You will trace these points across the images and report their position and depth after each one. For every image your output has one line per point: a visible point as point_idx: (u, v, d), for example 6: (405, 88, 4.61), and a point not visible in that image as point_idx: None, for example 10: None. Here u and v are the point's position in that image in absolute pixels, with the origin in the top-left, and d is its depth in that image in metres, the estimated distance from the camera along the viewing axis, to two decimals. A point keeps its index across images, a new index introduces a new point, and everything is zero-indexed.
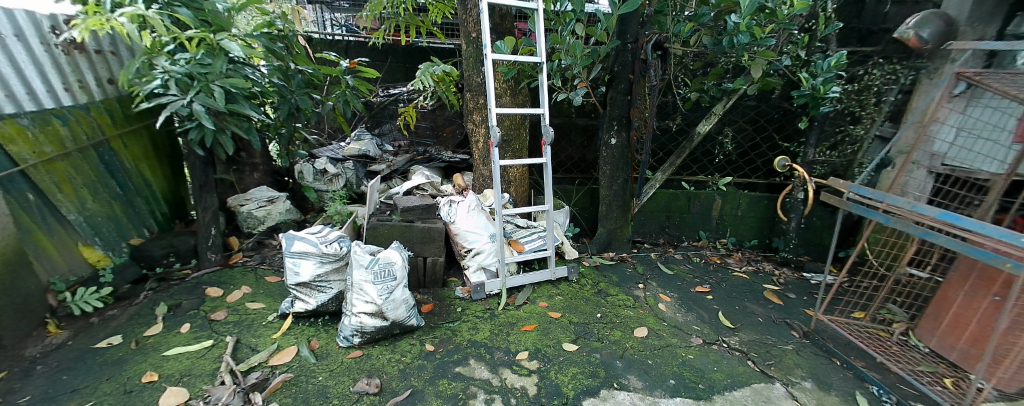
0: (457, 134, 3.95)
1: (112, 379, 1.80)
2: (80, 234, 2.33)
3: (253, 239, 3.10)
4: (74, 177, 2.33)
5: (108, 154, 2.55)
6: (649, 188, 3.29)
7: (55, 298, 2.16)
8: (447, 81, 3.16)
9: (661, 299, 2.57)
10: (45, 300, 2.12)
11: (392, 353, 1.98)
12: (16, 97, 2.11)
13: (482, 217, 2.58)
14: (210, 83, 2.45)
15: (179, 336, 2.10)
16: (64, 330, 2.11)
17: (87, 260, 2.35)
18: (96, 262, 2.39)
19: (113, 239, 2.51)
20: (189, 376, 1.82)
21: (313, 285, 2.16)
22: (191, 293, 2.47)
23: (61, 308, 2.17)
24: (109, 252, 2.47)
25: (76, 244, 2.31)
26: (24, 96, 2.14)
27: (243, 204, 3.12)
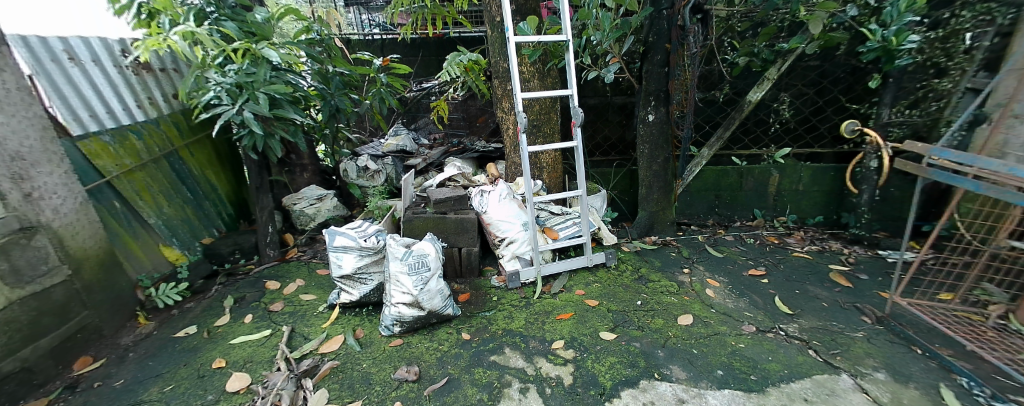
0: (490, 123, 3.98)
1: (188, 365, 2.00)
2: (160, 236, 2.59)
3: (306, 235, 3.32)
4: (151, 185, 2.60)
5: (177, 163, 2.83)
6: (694, 166, 3.10)
7: (143, 293, 2.38)
8: (476, 69, 3.15)
9: (708, 284, 2.41)
10: (135, 295, 2.34)
11: (430, 342, 2.03)
12: (99, 118, 2.41)
13: (514, 205, 2.59)
14: (256, 91, 2.63)
15: (244, 326, 2.30)
16: (151, 320, 2.35)
17: (167, 258, 2.58)
18: (175, 260, 2.62)
19: (188, 240, 2.77)
20: (251, 363, 1.98)
21: (356, 277, 2.27)
22: (254, 287, 2.69)
23: (148, 302, 2.40)
24: (185, 251, 2.72)
25: (158, 244, 2.56)
26: (105, 115, 2.45)
27: (296, 203, 3.34)
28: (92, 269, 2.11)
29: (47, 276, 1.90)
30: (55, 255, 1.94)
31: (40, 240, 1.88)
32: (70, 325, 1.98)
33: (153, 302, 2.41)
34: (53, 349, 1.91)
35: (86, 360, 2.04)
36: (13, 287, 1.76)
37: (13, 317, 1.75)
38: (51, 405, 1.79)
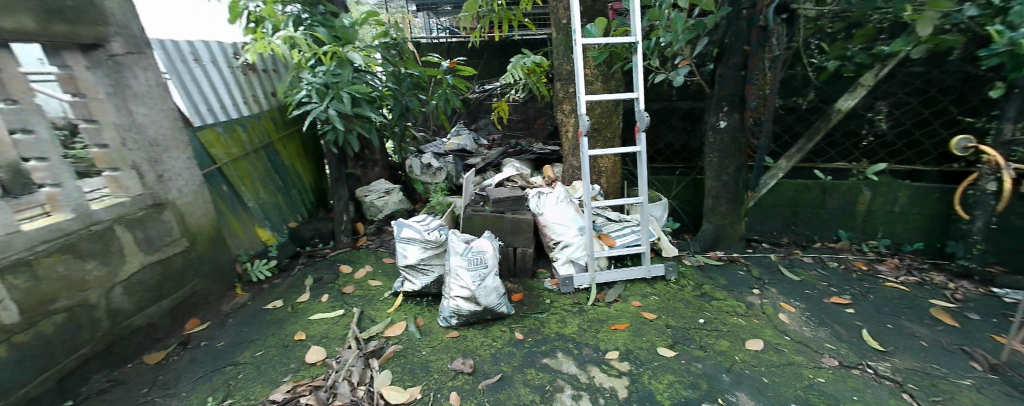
0: (548, 125, 4.02)
1: (276, 335, 2.23)
2: (256, 218, 2.90)
3: (374, 225, 3.52)
4: (251, 173, 2.93)
5: (272, 153, 3.16)
6: (770, 178, 2.88)
7: (241, 267, 2.69)
8: (538, 72, 3.18)
9: (782, 309, 2.25)
10: (234, 269, 2.65)
11: (484, 337, 2.10)
12: (216, 112, 2.76)
13: (571, 209, 2.61)
14: (340, 90, 2.86)
15: (320, 304, 2.51)
16: (246, 292, 2.65)
17: (260, 238, 2.89)
18: (267, 240, 2.93)
19: (277, 223, 3.09)
20: (327, 338, 2.17)
21: (418, 268, 2.38)
22: (329, 269, 2.94)
23: (244, 275, 2.70)
24: (275, 233, 3.03)
25: (254, 225, 2.87)
26: (221, 110, 2.79)
27: (366, 194, 3.58)
28: (202, 243, 2.41)
29: (170, 245, 2.21)
30: (176, 229, 2.25)
31: (167, 215, 2.20)
32: (184, 290, 2.28)
33: (247, 276, 2.71)
34: (171, 310, 2.21)
35: (194, 323, 2.33)
36: (145, 253, 2.07)
37: (144, 279, 2.06)
38: (167, 357, 2.07)
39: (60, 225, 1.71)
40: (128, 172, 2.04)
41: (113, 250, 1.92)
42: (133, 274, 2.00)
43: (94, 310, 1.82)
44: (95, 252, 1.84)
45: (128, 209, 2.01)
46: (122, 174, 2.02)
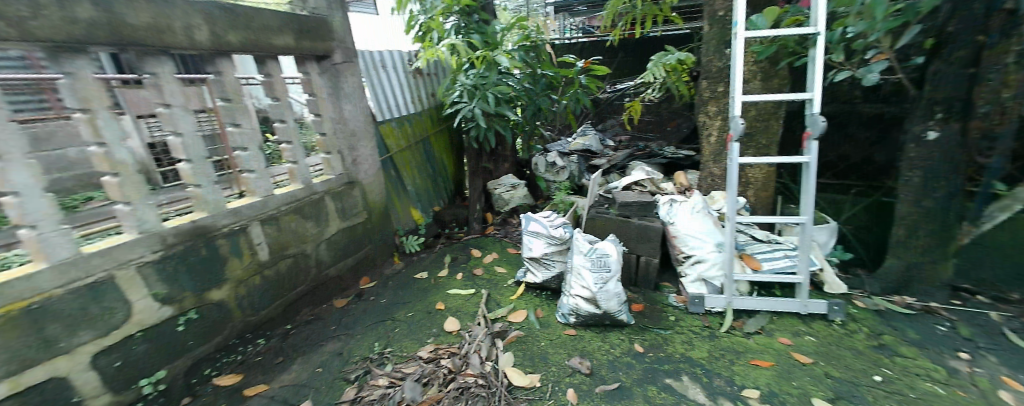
0: (683, 128, 3.76)
1: (423, 302, 2.59)
2: (411, 201, 3.39)
3: (500, 217, 3.78)
4: (412, 161, 3.43)
5: (427, 146, 3.64)
6: (1001, 211, 2.30)
7: (399, 239, 3.19)
8: (679, 70, 3.05)
9: (1005, 385, 1.76)
10: (394, 241, 3.15)
11: (602, 342, 2.12)
12: (394, 110, 3.28)
13: (708, 222, 2.42)
14: (486, 91, 3.16)
15: (456, 281, 2.83)
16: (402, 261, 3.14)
17: (414, 218, 3.37)
18: (418, 220, 3.40)
19: (426, 205, 3.56)
20: (461, 312, 2.45)
21: (541, 261, 2.50)
22: (463, 251, 3.28)
23: (401, 247, 3.20)
24: (424, 214, 3.49)
25: (410, 206, 3.36)
26: (397, 108, 3.32)
27: (496, 188, 3.86)
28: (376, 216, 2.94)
29: (357, 215, 2.77)
30: (361, 203, 2.80)
31: (355, 192, 2.74)
32: (363, 252, 2.84)
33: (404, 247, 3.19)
34: (353, 267, 2.77)
35: (367, 281, 2.83)
36: (341, 219, 2.64)
37: (338, 238, 2.63)
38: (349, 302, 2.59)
39: (294, 194, 2.32)
40: (335, 156, 2.62)
41: (324, 214, 2.52)
42: (334, 233, 2.59)
43: (307, 259, 2.42)
44: (311, 214, 2.44)
45: (334, 184, 2.60)
46: (332, 157, 2.60)
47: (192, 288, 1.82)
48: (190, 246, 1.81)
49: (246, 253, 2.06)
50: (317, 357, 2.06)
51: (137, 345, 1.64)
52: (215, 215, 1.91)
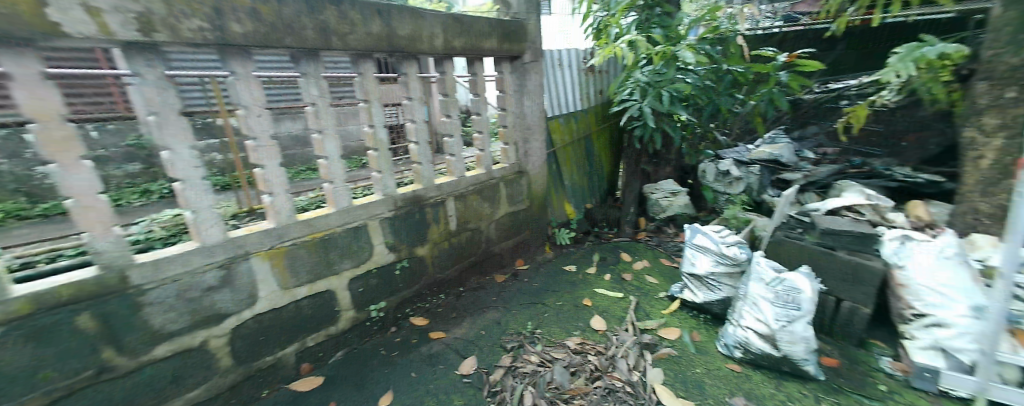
0: (930, 144, 3.23)
1: (571, 294, 3.00)
2: (565, 195, 4.04)
3: (654, 223, 4.11)
4: (571, 157, 4.04)
5: (588, 143, 4.22)
6: None
7: (550, 229, 3.88)
8: (939, 66, 2.65)
9: None
10: (546, 230, 3.84)
11: (775, 389, 1.90)
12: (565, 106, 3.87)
13: (966, 275, 1.90)
14: (660, 89, 3.15)
15: (604, 281, 3.15)
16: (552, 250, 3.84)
17: (565, 212, 4.01)
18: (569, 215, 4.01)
19: (578, 200, 4.17)
20: (606, 314, 2.62)
21: (705, 281, 2.34)
22: (611, 252, 3.70)
23: (552, 237, 3.86)
24: (575, 209, 4.11)
25: (562, 201, 4.02)
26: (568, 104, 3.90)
27: (654, 192, 4.17)
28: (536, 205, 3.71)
29: (518, 201, 3.59)
30: (525, 191, 3.65)
31: (521, 180, 3.57)
32: (522, 235, 3.62)
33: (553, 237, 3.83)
34: (511, 247, 3.59)
35: (520, 263, 3.56)
36: (510, 203, 3.48)
37: (508, 218, 3.49)
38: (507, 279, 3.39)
39: (478, 176, 3.19)
40: (511, 146, 3.46)
41: (497, 196, 3.34)
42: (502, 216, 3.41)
43: (480, 233, 3.26)
44: (489, 196, 3.25)
45: (509, 172, 3.47)
46: (508, 147, 3.46)
47: (409, 240, 2.71)
48: (411, 209, 2.69)
49: (442, 222, 2.91)
50: (477, 318, 2.75)
51: (385, 272, 2.64)
52: (427, 187, 2.77)
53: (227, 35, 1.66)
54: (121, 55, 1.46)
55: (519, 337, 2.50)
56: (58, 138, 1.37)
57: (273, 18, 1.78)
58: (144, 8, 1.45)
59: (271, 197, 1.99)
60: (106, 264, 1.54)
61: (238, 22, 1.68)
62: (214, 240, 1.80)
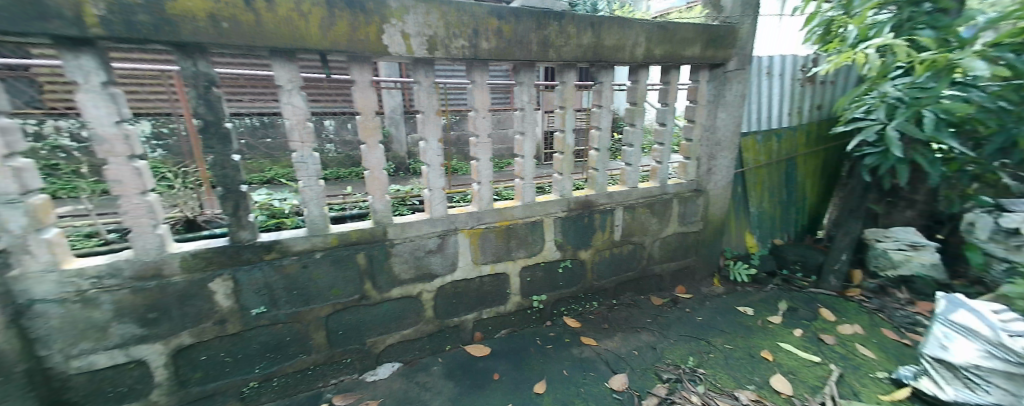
0: None
1: (747, 340, 2.84)
2: (749, 225, 3.78)
3: (876, 282, 3.41)
4: (765, 182, 3.73)
5: (791, 166, 3.80)
6: None
7: (723, 261, 3.74)
8: None
9: None
10: (719, 262, 3.73)
11: None
12: (770, 121, 3.56)
13: None
14: (921, 108, 2.55)
15: (793, 337, 2.87)
16: (721, 284, 3.68)
17: (746, 244, 3.81)
18: (749, 247, 3.81)
19: (765, 234, 3.86)
20: (793, 376, 2.48)
21: (965, 372, 2.02)
22: (807, 306, 3.28)
23: (724, 270, 3.74)
24: (758, 243, 3.84)
25: (745, 231, 3.79)
26: (774, 119, 3.56)
27: (882, 240, 3.41)
28: (711, 229, 3.60)
29: (694, 224, 3.51)
30: (700, 213, 3.50)
31: (700, 200, 3.44)
32: (690, 260, 3.60)
33: (725, 270, 3.73)
34: (677, 271, 3.58)
35: (682, 289, 3.60)
36: (681, 223, 3.44)
37: (680, 239, 3.49)
38: (667, 304, 3.40)
39: (651, 190, 3.22)
40: (693, 161, 3.31)
41: (669, 213, 3.36)
42: (671, 235, 3.43)
43: (645, 248, 3.36)
44: (659, 212, 3.31)
45: (688, 192, 3.38)
46: (688, 163, 3.31)
47: (574, 242, 3.01)
48: (582, 213, 2.97)
49: (607, 230, 3.13)
50: (631, 334, 2.97)
51: (557, 268, 3.01)
52: (598, 193, 2.98)
53: (478, 51, 2.06)
54: (413, 68, 2.11)
55: (675, 370, 2.58)
56: (370, 126, 2.07)
57: (512, 36, 2.11)
58: (431, 32, 1.92)
59: (478, 185, 2.54)
60: (379, 220, 2.25)
61: (486, 40, 2.06)
62: (438, 214, 2.43)
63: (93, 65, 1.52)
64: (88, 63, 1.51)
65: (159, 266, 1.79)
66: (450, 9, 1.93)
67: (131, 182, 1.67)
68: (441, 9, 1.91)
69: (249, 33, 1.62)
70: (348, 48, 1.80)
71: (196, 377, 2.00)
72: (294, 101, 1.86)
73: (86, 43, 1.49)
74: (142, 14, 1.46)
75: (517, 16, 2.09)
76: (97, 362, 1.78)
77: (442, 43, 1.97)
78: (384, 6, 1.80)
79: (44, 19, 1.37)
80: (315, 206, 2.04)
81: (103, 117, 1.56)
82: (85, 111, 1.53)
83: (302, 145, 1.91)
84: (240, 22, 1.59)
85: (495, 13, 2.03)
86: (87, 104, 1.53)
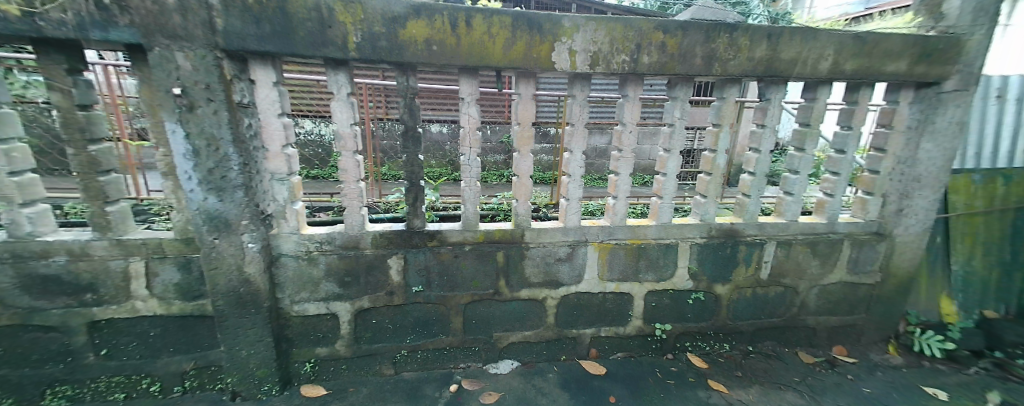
0: None
1: None
2: (948, 287, 2.99)
3: None
4: (979, 233, 2.93)
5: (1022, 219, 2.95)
6: None
7: (904, 327, 3.03)
8: None
9: None
10: (898, 326, 3.04)
11: None
12: (995, 157, 2.88)
13: None
14: None
15: None
16: (898, 354, 2.99)
17: (940, 311, 3.03)
18: (946, 315, 3.01)
19: (971, 302, 3.02)
20: None
21: None
22: None
23: (903, 337, 3.03)
24: (959, 312, 3.02)
25: (940, 293, 3.01)
26: (1001, 154, 2.89)
27: None
28: (892, 285, 2.95)
29: (869, 274, 2.91)
30: (879, 263, 2.90)
31: (880, 246, 2.86)
32: (856, 317, 3.01)
33: (904, 337, 3.03)
34: (836, 327, 3.03)
35: (840, 349, 3.04)
36: (851, 272, 2.89)
37: (847, 291, 2.94)
38: (819, 364, 2.90)
39: (815, 226, 2.77)
40: (876, 198, 2.77)
41: (834, 257, 2.85)
42: (834, 282, 2.91)
43: (798, 294, 2.91)
44: (823, 254, 2.83)
45: (865, 235, 2.83)
46: (870, 199, 2.78)
47: (710, 274, 2.76)
48: (724, 242, 2.71)
49: (754, 266, 2.79)
50: (772, 390, 2.61)
51: (688, 298, 2.79)
52: (746, 224, 2.69)
53: (638, 65, 2.14)
54: (570, 83, 2.22)
55: None
56: (526, 136, 2.25)
57: (677, 50, 2.14)
58: (596, 48, 2.06)
59: (614, 200, 2.51)
60: (519, 222, 2.38)
61: (648, 54, 2.12)
62: (572, 224, 2.47)
63: (345, 81, 1.93)
64: (342, 79, 1.92)
65: (358, 239, 2.17)
66: (617, 25, 2.04)
67: (352, 172, 2.07)
68: (609, 26, 2.04)
69: (451, 53, 1.91)
70: (522, 65, 2.01)
71: (366, 337, 2.37)
72: (471, 111, 2.13)
73: (343, 64, 1.90)
74: (384, 40, 1.82)
75: (685, 29, 2.11)
76: (308, 309, 2.24)
77: (604, 58, 2.09)
78: (559, 26, 1.98)
79: (323, 47, 1.77)
80: (471, 203, 2.27)
81: (343, 120, 1.98)
82: (334, 115, 1.96)
83: (470, 149, 2.18)
84: (447, 44, 1.90)
85: (661, 27, 2.09)
86: (336, 110, 1.96)
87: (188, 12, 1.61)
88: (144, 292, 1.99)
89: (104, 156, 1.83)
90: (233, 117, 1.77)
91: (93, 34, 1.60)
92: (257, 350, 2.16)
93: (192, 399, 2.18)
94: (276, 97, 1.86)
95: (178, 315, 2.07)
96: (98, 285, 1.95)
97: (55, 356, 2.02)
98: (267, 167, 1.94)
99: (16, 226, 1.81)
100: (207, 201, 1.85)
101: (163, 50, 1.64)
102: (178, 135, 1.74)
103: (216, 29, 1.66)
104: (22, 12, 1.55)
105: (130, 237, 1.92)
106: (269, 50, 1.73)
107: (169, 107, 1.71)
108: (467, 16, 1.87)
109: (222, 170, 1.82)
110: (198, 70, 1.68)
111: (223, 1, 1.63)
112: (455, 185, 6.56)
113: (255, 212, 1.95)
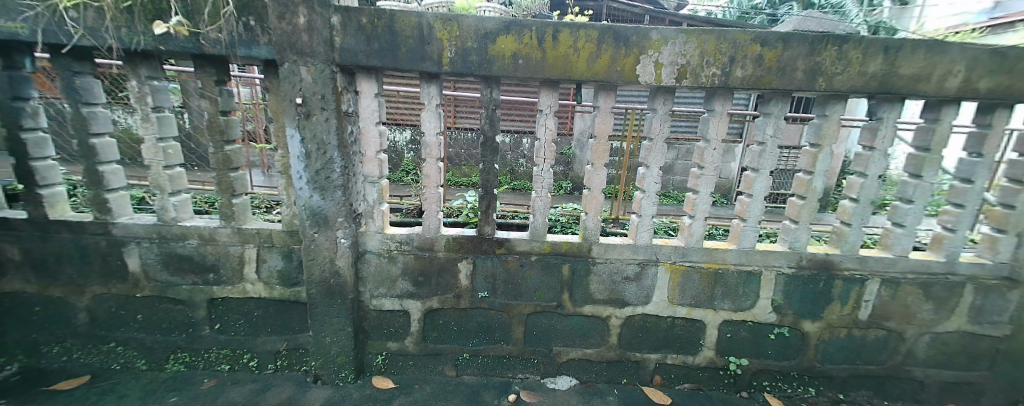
0: None
1: None
2: None
3: None
4: None
5: None
6: None
7: None
8: None
9: None
10: None
11: None
12: None
13: None
14: None
15: None
16: None
17: None
18: None
19: None
20: None
21: None
22: None
23: None
24: None
25: None
26: None
27: None
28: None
29: (995, 325, 2.50)
30: (1010, 314, 2.48)
31: (1013, 294, 2.44)
32: (975, 374, 2.59)
33: None
34: (947, 384, 2.62)
35: None
36: (972, 321, 2.50)
37: (965, 343, 2.55)
38: None
39: (929, 264, 2.44)
40: (1009, 237, 2.38)
41: (951, 302, 2.49)
42: (949, 331, 2.53)
43: (903, 340, 2.56)
44: (937, 297, 2.48)
45: (992, 278, 2.44)
46: (1003, 237, 2.39)
47: (796, 308, 2.53)
48: (816, 273, 2.47)
49: (851, 304, 2.51)
50: None
51: (768, 332, 2.57)
52: (843, 255, 2.44)
53: (729, 79, 2.05)
54: (651, 96, 2.18)
55: None
56: (601, 150, 2.24)
57: (775, 63, 2.03)
58: (684, 61, 2.01)
59: (691, 219, 2.40)
60: (588, 236, 2.36)
61: (742, 67, 2.03)
62: (643, 241, 2.40)
63: (436, 93, 2.07)
64: (434, 91, 2.06)
65: (433, 242, 2.29)
66: (710, 38, 1.98)
67: (433, 178, 2.19)
68: (701, 38, 1.99)
69: (536, 67, 1.98)
70: (606, 78, 2.02)
71: (433, 336, 2.47)
72: (548, 123, 2.16)
73: (435, 77, 2.03)
74: (474, 55, 1.93)
75: (786, 41, 2.00)
76: (384, 304, 2.39)
77: (692, 71, 2.03)
78: (645, 40, 1.97)
79: (421, 61, 1.91)
80: (541, 214, 2.30)
81: (431, 129, 2.11)
82: (423, 124, 2.10)
83: (544, 161, 2.22)
84: (532, 58, 1.96)
85: (760, 39, 1.99)
86: (426, 120, 2.10)
87: (314, 32, 1.83)
88: (254, 276, 2.26)
89: (235, 156, 2.12)
90: (340, 125, 1.98)
91: (239, 51, 1.88)
92: (339, 338, 2.34)
93: (281, 378, 2.40)
94: (376, 107, 2.04)
95: (278, 299, 2.31)
96: (219, 267, 2.23)
97: (180, 326, 2.34)
98: (362, 171, 2.12)
99: (164, 211, 2.14)
100: (312, 198, 2.06)
101: (292, 65, 1.87)
102: (295, 139, 1.97)
103: (335, 47, 1.86)
104: (191, 33, 1.85)
105: (248, 227, 2.18)
106: (376, 65, 1.90)
107: (290, 114, 1.94)
108: (554, 30, 1.92)
109: (327, 171, 2.02)
110: (316, 82, 1.89)
111: (343, 21, 1.84)
112: (515, 194, 6.64)
113: (349, 211, 2.13)
